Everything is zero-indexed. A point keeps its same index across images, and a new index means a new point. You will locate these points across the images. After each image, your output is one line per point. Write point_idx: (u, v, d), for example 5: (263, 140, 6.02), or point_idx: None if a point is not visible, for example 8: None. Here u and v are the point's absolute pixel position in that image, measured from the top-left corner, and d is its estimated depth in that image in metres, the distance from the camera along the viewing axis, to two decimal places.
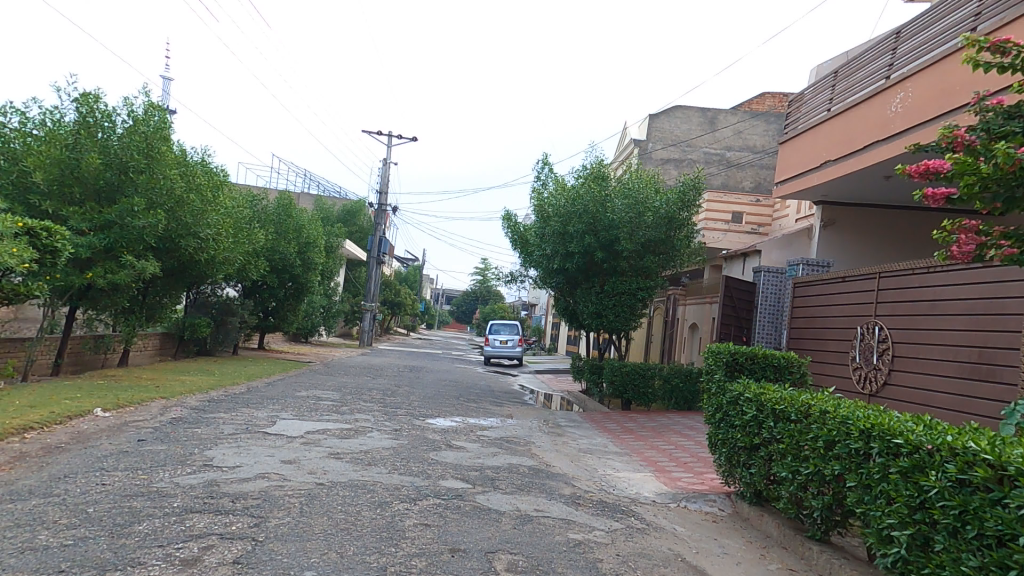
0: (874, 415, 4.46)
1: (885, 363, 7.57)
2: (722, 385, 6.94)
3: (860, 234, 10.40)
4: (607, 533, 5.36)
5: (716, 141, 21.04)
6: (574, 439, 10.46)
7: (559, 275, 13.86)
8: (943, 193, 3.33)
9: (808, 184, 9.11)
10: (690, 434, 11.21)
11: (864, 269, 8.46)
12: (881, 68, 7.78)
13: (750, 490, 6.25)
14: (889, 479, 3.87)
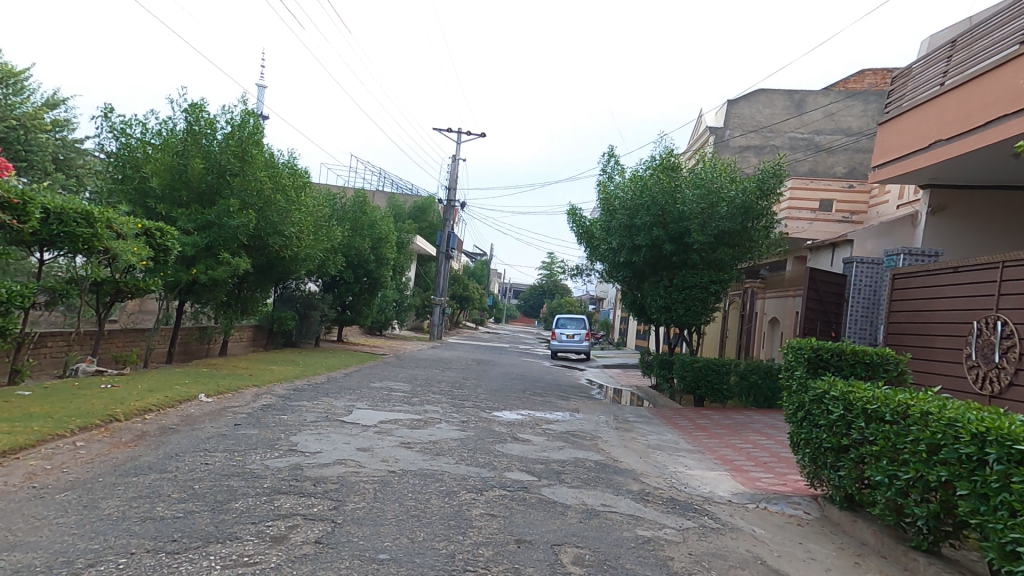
0: (987, 417, 4.15)
1: (1008, 363, 6.94)
2: (804, 382, 6.63)
3: (969, 220, 9.58)
4: (678, 531, 5.27)
5: (804, 124, 19.92)
6: (642, 434, 10.31)
7: (626, 269, 13.65)
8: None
9: (914, 167, 8.50)
10: (769, 433, 10.75)
11: (979, 259, 7.81)
12: (1010, 35, 7.07)
13: (841, 493, 5.94)
14: (1014, 489, 3.59)
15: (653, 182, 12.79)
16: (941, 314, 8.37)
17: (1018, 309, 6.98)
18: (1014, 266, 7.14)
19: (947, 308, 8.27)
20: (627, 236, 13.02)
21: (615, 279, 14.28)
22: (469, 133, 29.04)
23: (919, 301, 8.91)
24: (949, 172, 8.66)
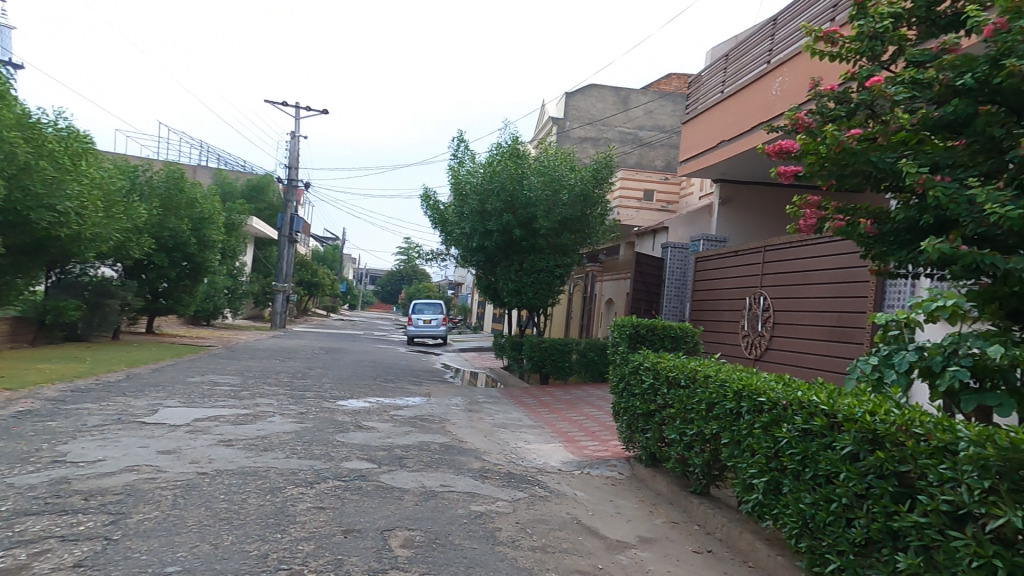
0: (746, 377, 4.89)
1: (768, 330, 8.45)
2: (625, 355, 7.23)
3: (753, 211, 11.12)
4: (510, 502, 5.45)
5: (630, 120, 21.67)
6: (489, 414, 10.53)
7: (478, 253, 13.75)
8: (790, 170, 3.92)
9: (706, 164, 9.69)
10: (602, 405, 11.65)
11: (754, 244, 9.23)
12: (763, 53, 8.35)
13: (646, 452, 6.63)
14: (753, 433, 4.34)
15: (500, 168, 13.00)
16: (728, 293, 9.75)
17: (776, 287, 8.45)
18: (777, 251, 8.55)
19: (733, 287, 9.65)
20: (478, 222, 13.13)
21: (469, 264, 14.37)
22: (308, 107, 27.11)
23: (716, 280, 10.28)
24: (733, 169, 9.95)
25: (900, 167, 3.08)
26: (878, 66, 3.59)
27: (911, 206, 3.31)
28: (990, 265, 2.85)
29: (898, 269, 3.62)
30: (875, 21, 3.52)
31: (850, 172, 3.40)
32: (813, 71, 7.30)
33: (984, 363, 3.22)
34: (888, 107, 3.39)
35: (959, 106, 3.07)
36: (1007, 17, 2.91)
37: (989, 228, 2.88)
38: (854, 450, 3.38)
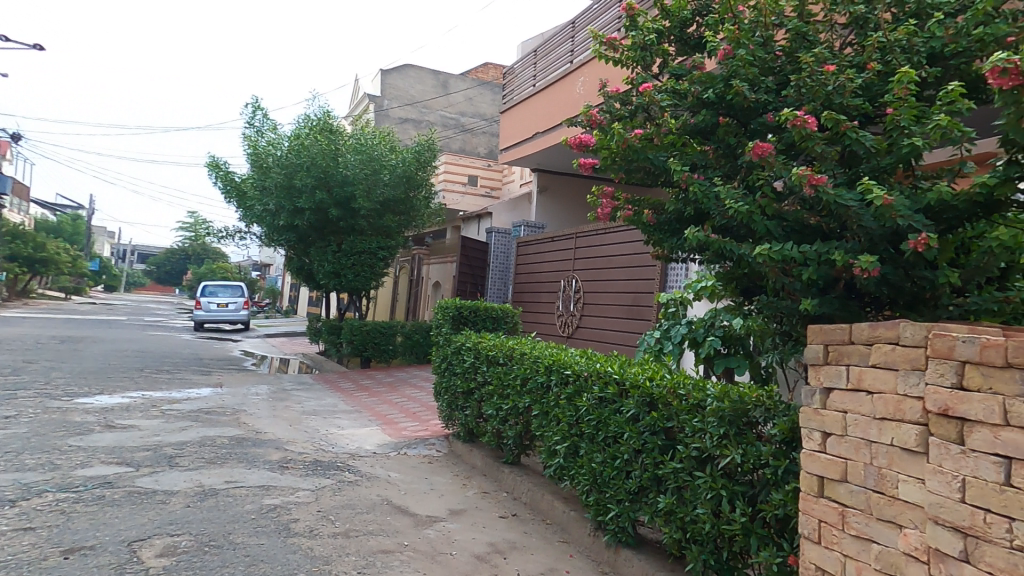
0: (557, 353, 5.27)
1: (578, 310, 9.25)
2: (448, 336, 7.37)
3: (566, 199, 11.96)
4: (312, 492, 5.23)
5: (450, 105, 21.82)
6: (298, 402, 9.95)
7: (291, 232, 12.82)
8: (589, 162, 4.27)
9: (522, 155, 10.23)
10: (424, 386, 11.71)
11: (567, 230, 10.00)
12: (566, 54, 9.08)
13: (464, 429, 6.84)
14: (559, 403, 4.72)
15: (310, 142, 12.07)
16: (546, 276, 10.46)
17: (586, 270, 9.27)
18: (586, 238, 9.36)
19: (550, 270, 10.36)
20: (285, 198, 12.06)
21: (278, 243, 13.34)
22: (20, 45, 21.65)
23: (536, 264, 10.93)
24: (547, 159, 10.62)
25: (670, 166, 3.57)
26: (648, 74, 4.10)
27: (678, 199, 3.84)
28: (729, 251, 3.44)
29: (674, 254, 4.19)
30: (644, 34, 4.05)
31: (633, 167, 3.85)
32: (605, 75, 8.11)
33: (731, 335, 4.41)
34: (656, 112, 3.87)
35: (705, 115, 3.65)
36: (732, 45, 3.53)
37: (728, 220, 3.47)
38: (636, 413, 3.87)
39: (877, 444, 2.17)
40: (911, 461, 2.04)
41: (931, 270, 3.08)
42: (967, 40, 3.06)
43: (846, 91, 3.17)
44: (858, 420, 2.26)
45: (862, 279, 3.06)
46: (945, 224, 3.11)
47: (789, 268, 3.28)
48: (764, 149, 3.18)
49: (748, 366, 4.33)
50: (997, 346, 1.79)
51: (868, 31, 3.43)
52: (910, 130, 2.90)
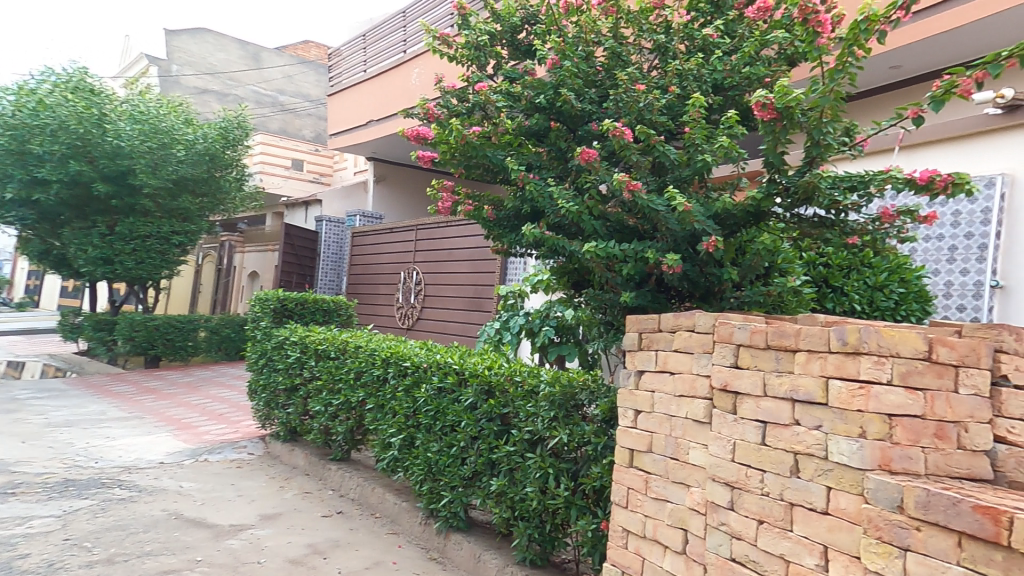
0: (393, 346, 5.22)
1: (420, 302, 9.25)
2: (268, 331, 6.88)
3: (405, 190, 11.83)
4: (59, 518, 4.52)
5: (264, 80, 19.99)
6: (43, 413, 8.38)
7: (28, 208, 10.78)
8: (428, 154, 4.26)
9: (354, 143, 9.88)
10: (231, 385, 10.75)
11: (407, 222, 9.92)
12: (398, 42, 9.05)
13: (286, 428, 6.49)
14: (396, 395, 4.72)
15: (55, 101, 10.09)
16: (384, 268, 10.30)
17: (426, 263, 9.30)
18: (426, 230, 9.39)
19: (390, 262, 10.18)
20: (20, 164, 10.14)
21: (10, 221, 11.05)
22: None
23: (374, 255, 10.67)
24: (382, 149, 10.38)
25: (507, 164, 3.75)
26: (482, 74, 4.26)
27: (515, 196, 4.05)
28: (563, 247, 3.77)
29: (512, 249, 4.42)
30: (477, 34, 4.21)
31: (472, 164, 3.97)
32: (441, 71, 8.21)
33: (563, 325, 4.80)
34: (491, 112, 4.01)
35: (538, 118, 3.92)
36: (559, 56, 3.85)
37: (561, 217, 3.77)
38: (473, 401, 4.03)
39: (675, 417, 2.59)
40: (698, 429, 2.47)
41: (718, 268, 3.71)
42: (738, 76, 3.76)
43: (654, 108, 3.67)
44: (663, 397, 2.68)
45: (669, 274, 3.55)
46: (729, 229, 3.77)
47: (611, 264, 3.70)
48: (590, 154, 3.50)
49: (577, 353, 4.75)
50: (762, 331, 2.23)
51: (667, 59, 3.99)
52: (702, 148, 3.42)
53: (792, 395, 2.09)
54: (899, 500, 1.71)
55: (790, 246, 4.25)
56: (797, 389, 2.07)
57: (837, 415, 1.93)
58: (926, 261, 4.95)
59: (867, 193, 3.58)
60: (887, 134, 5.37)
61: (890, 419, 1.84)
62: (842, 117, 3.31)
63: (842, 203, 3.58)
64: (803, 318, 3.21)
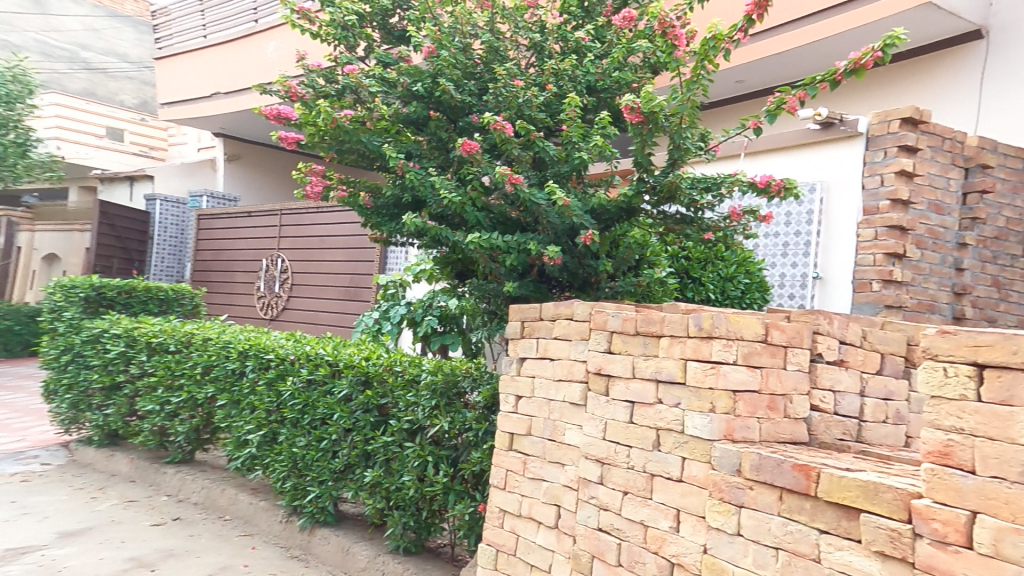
0: (252, 338, 4.85)
1: (285, 291, 8.71)
2: (76, 323, 6.06)
3: (262, 170, 11.06)
4: None
5: (51, 27, 16.37)
6: None
7: None
8: (292, 137, 3.91)
9: (196, 117, 9.07)
10: (23, 386, 9.13)
11: (267, 206, 9.25)
12: (248, 10, 8.53)
13: (102, 432, 5.80)
14: (256, 390, 4.43)
15: None
16: (239, 253, 9.52)
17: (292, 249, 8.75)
18: (292, 215, 8.82)
19: (249, 249, 9.40)
20: None
21: None
22: None
23: (226, 240, 9.76)
24: (231, 125, 9.70)
25: (385, 151, 3.66)
26: (353, 56, 4.21)
27: (395, 183, 3.96)
28: (446, 238, 3.76)
29: (392, 238, 4.31)
30: (342, 13, 4.12)
31: (346, 149, 3.81)
32: (304, 48, 7.90)
33: (447, 314, 4.61)
34: (365, 96, 3.99)
35: (417, 107, 3.90)
36: (436, 46, 3.83)
37: (444, 208, 3.78)
38: (348, 392, 3.91)
39: (553, 400, 2.90)
40: (573, 412, 2.79)
41: (593, 260, 3.99)
42: (609, 79, 3.97)
43: (533, 104, 3.78)
44: (543, 382, 2.98)
45: (550, 265, 3.71)
46: (605, 223, 3.97)
47: (495, 255, 3.77)
48: (472, 146, 3.54)
49: (461, 342, 4.66)
50: (632, 319, 2.55)
51: (543, 58, 4.12)
52: (580, 146, 3.64)
53: (657, 375, 2.42)
54: (738, 464, 2.05)
55: (658, 240, 4.56)
56: (660, 370, 2.40)
57: (692, 393, 2.29)
58: (767, 254, 5.76)
59: (720, 194, 4.06)
60: (735, 142, 6.11)
61: (733, 395, 2.22)
62: (697, 124, 3.76)
63: (699, 202, 4.03)
64: (668, 306, 3.52)
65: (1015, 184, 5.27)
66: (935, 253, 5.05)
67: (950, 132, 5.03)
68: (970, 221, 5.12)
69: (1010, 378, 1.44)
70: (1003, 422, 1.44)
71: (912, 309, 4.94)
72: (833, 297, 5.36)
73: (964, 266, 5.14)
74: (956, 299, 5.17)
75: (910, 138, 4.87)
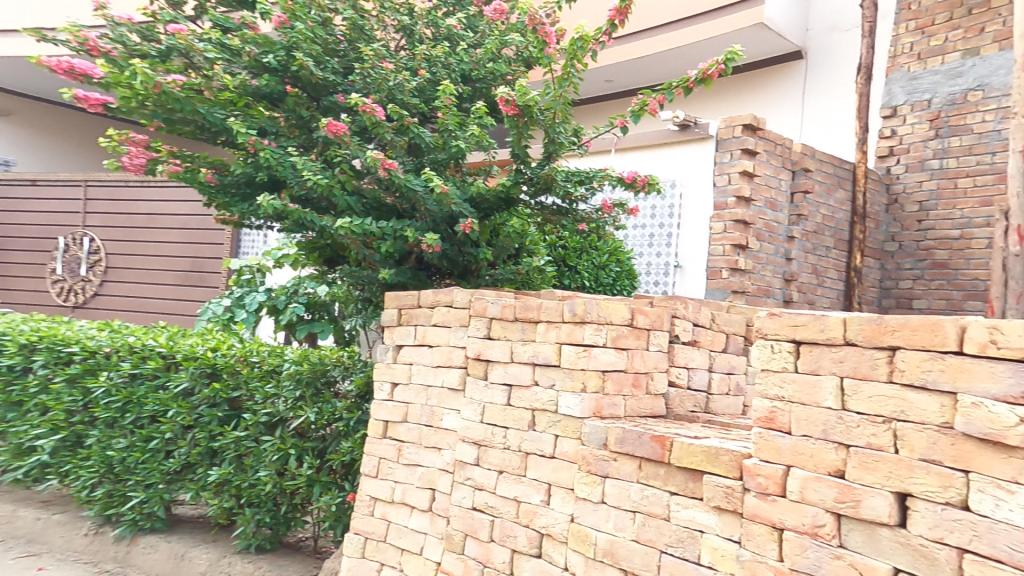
0: (42, 329, 4.96)
1: (97, 275, 7.62)
2: None
3: (39, 130, 9.97)
4: None
5: None
6: None
7: None
8: (95, 97, 3.68)
9: None
10: None
11: (61, 175, 7.97)
12: None
13: None
14: (54, 389, 4.57)
15: None
16: (22, 228, 8.07)
17: (106, 227, 7.64)
18: (104, 188, 7.70)
19: (42, 225, 7.97)
20: None
21: None
22: None
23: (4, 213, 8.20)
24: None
25: (233, 125, 3.60)
26: (179, 14, 4.09)
27: (248, 162, 3.79)
28: (311, 221, 3.67)
29: (244, 220, 4.16)
30: None
31: (174, 118, 3.74)
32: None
33: (315, 301, 4.53)
34: (199, 62, 3.82)
35: (270, 81, 3.83)
36: (288, 16, 3.83)
37: (307, 190, 3.72)
38: (190, 385, 4.25)
39: (432, 386, 3.41)
40: (451, 397, 3.31)
41: (474, 247, 4.09)
42: (484, 69, 4.14)
43: (405, 90, 3.91)
44: (421, 367, 3.50)
45: (428, 253, 3.77)
46: (483, 212, 4.14)
47: (369, 241, 3.78)
48: (339, 128, 3.47)
49: (331, 330, 4.53)
50: (511, 306, 3.03)
51: (413, 41, 4.25)
52: (456, 135, 3.80)
53: (534, 359, 2.90)
54: (604, 438, 2.55)
55: (537, 232, 4.77)
56: (536, 355, 2.89)
57: (565, 375, 2.77)
58: (636, 244, 6.38)
59: (592, 187, 4.26)
60: (606, 138, 6.57)
61: (602, 374, 2.71)
62: (568, 120, 4.02)
63: (573, 194, 4.21)
64: (544, 292, 3.63)
65: (829, 185, 6.13)
66: (770, 245, 5.68)
67: (781, 139, 5.71)
68: (796, 217, 5.85)
69: (817, 351, 1.94)
70: (812, 389, 1.93)
71: (753, 293, 5.51)
72: (688, 285, 5.99)
73: (791, 255, 5.83)
74: (786, 284, 5.85)
75: (751, 143, 5.35)
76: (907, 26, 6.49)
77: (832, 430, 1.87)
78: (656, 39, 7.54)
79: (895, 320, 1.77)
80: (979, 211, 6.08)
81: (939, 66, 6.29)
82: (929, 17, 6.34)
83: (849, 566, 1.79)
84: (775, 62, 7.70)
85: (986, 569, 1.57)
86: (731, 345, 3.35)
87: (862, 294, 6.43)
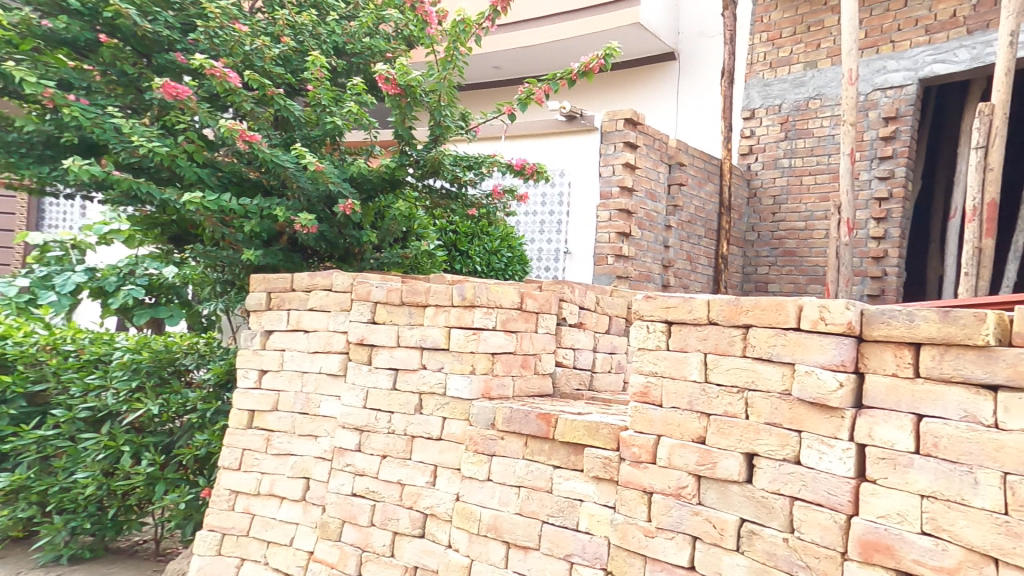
0: None
1: None
2: None
3: None
4: None
5: None
6: None
7: None
8: None
9: None
10: None
11: None
12: None
13: None
14: None
15: None
16: None
17: None
18: None
19: None
20: None
21: None
22: None
23: None
24: None
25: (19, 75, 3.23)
26: None
27: (44, 118, 3.52)
28: (147, 193, 3.47)
29: (49, 187, 3.72)
30: None
31: None
32: None
33: (157, 283, 4.06)
34: None
35: (72, 25, 3.57)
36: None
37: (137, 158, 3.51)
38: None
39: (309, 372, 3.26)
40: (330, 382, 3.18)
41: (356, 230, 3.99)
42: (359, 45, 4.32)
43: (264, 57, 3.87)
44: (293, 353, 3.33)
45: (302, 233, 3.72)
46: (366, 194, 4.07)
47: (228, 220, 3.63)
48: (179, 91, 3.31)
49: (186, 315, 4.11)
50: (396, 290, 2.95)
51: (273, 5, 4.26)
52: (330, 110, 3.81)
53: (421, 343, 2.87)
54: (492, 418, 2.60)
55: (426, 213, 4.61)
56: (423, 338, 2.86)
57: (454, 357, 2.77)
58: (527, 231, 6.50)
59: (481, 172, 4.25)
60: (494, 124, 6.60)
61: (492, 356, 2.76)
62: (456, 103, 3.99)
63: (462, 178, 4.18)
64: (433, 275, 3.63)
65: (700, 179, 6.67)
66: (650, 233, 6.08)
67: (658, 133, 6.09)
68: (672, 207, 6.31)
69: (686, 331, 2.09)
70: (680, 364, 2.09)
71: (635, 279, 5.88)
72: (577, 269, 6.20)
73: (669, 243, 6.29)
74: (664, 270, 6.30)
75: (632, 136, 5.64)
76: (760, 37, 7.29)
77: (696, 401, 2.04)
78: (540, 29, 7.73)
79: (748, 301, 1.94)
80: (820, 205, 6.89)
81: (786, 75, 7.10)
82: (778, 31, 7.18)
83: (705, 521, 1.97)
84: (650, 61, 8.18)
85: (809, 512, 1.78)
86: (613, 326, 3.56)
87: (728, 278, 7.10)
